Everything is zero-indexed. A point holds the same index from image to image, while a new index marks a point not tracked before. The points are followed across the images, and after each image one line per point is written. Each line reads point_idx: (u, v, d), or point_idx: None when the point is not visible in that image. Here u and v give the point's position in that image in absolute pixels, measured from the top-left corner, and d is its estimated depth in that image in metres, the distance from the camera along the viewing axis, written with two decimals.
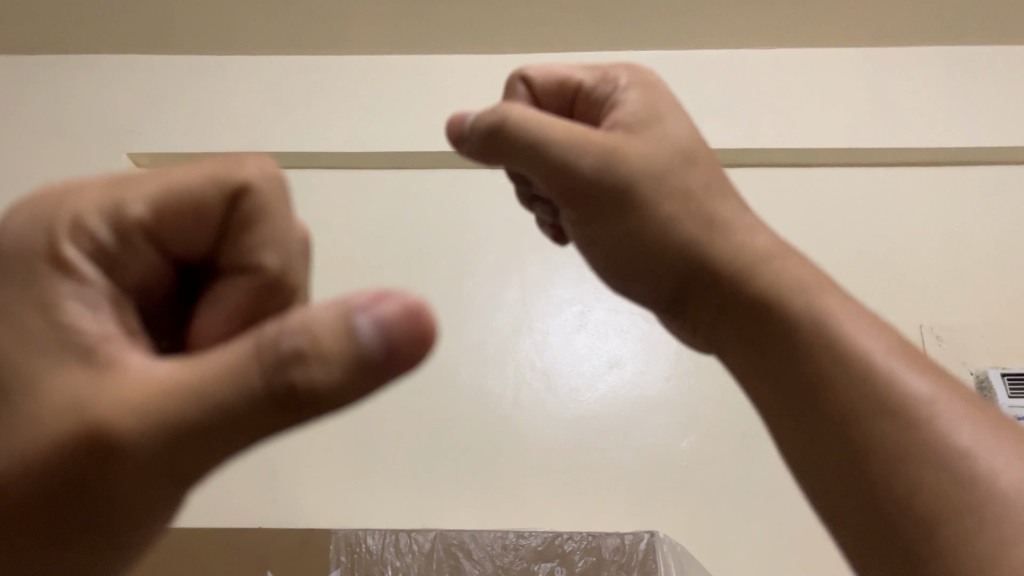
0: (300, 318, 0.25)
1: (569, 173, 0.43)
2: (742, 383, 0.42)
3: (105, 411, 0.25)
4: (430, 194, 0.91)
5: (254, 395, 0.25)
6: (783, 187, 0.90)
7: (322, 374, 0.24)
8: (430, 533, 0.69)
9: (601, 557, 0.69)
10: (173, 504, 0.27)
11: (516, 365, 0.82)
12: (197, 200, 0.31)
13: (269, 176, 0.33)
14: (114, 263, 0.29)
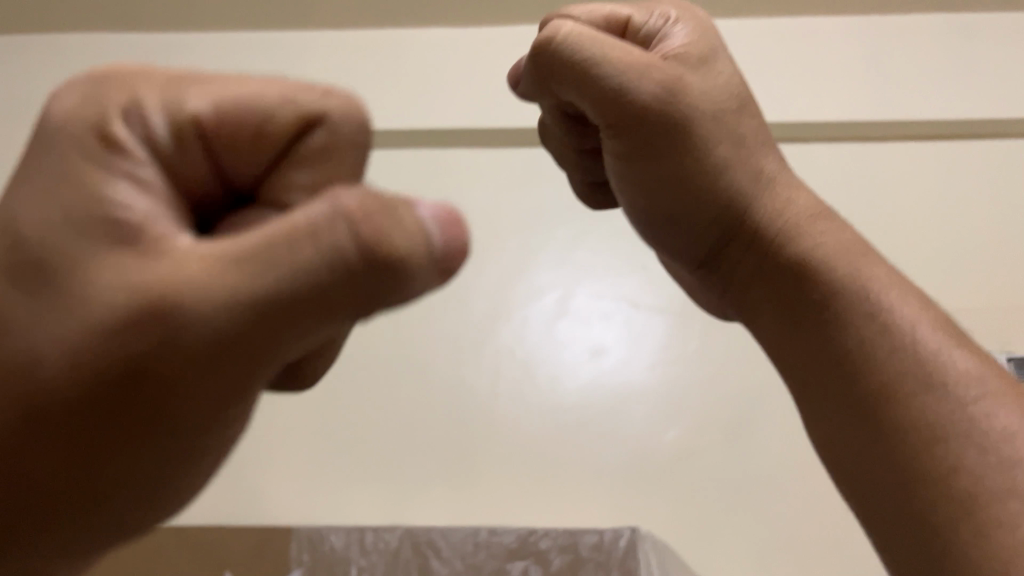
0: (334, 197, 0.22)
1: (624, 99, 0.41)
2: (769, 349, 0.41)
3: (159, 290, 0.21)
4: (402, 172, 0.84)
5: (320, 281, 0.21)
6: None
7: (391, 256, 0.22)
8: (397, 530, 0.66)
9: (579, 554, 0.65)
10: (218, 415, 0.23)
11: (494, 353, 0.76)
12: (267, 117, 0.24)
13: (352, 120, 0.26)
14: (165, 159, 0.23)
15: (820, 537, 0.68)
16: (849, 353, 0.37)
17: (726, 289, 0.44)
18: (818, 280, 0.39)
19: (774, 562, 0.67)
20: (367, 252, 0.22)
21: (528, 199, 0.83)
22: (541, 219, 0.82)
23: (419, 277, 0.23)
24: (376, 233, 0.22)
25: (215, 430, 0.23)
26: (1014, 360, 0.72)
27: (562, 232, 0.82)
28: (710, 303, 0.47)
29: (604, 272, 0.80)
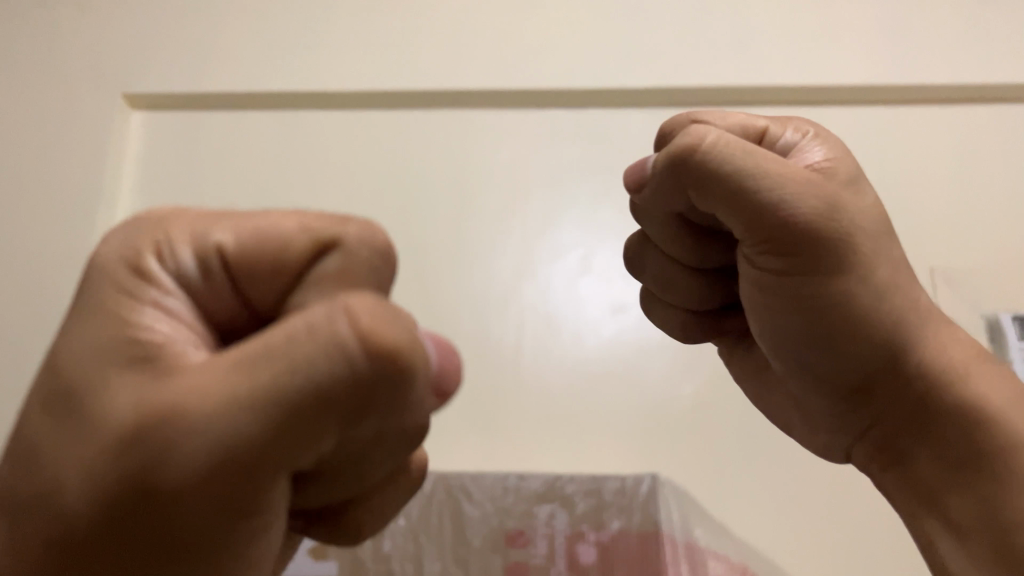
0: (335, 308, 0.25)
1: (772, 216, 0.45)
2: (934, 483, 0.47)
3: (162, 407, 0.25)
4: (426, 133, 0.86)
5: (319, 378, 0.24)
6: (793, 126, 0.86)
7: (382, 340, 0.24)
8: (429, 475, 0.70)
9: (602, 499, 0.69)
10: (224, 527, 0.25)
11: (517, 309, 0.79)
12: (282, 246, 0.28)
13: (370, 238, 0.29)
14: (198, 298, 0.29)
15: (832, 482, 0.72)
16: (970, 432, 0.46)
17: (869, 427, 0.51)
18: (928, 375, 0.47)
19: (786, 508, 0.71)
20: (365, 338, 0.24)
21: (551, 161, 0.85)
22: (563, 181, 0.84)
23: (418, 373, 0.26)
24: (371, 326, 0.24)
25: (222, 548, 0.26)
26: (1018, 320, 0.76)
27: (583, 193, 0.84)
28: (838, 443, 0.53)
29: (624, 232, 0.82)
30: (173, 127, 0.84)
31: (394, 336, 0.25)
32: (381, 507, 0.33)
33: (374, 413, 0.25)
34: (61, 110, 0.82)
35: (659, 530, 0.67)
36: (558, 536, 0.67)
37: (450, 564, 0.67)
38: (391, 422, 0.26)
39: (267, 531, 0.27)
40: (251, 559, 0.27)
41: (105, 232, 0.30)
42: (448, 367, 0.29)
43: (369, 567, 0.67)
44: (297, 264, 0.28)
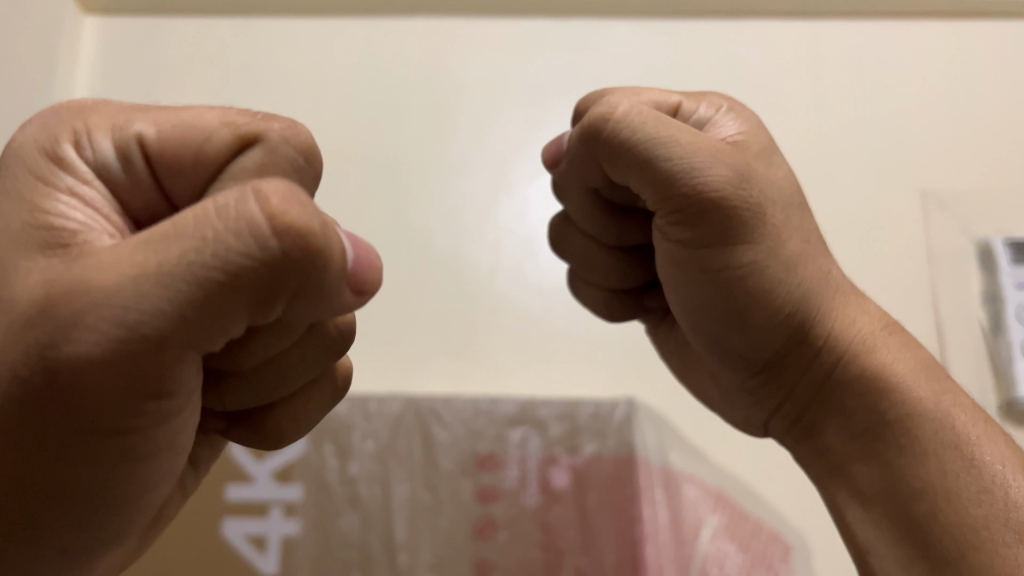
0: (240, 206, 0.28)
1: (678, 186, 0.43)
2: (844, 457, 0.47)
3: (79, 282, 0.30)
4: (401, 44, 0.81)
5: (234, 260, 0.28)
6: (786, 41, 0.82)
7: (299, 228, 0.28)
8: (399, 398, 0.68)
9: (577, 423, 0.67)
10: (140, 393, 0.30)
11: (494, 230, 0.76)
12: (205, 140, 0.35)
13: (292, 136, 0.34)
14: (114, 187, 0.36)
15: None
16: (876, 407, 0.46)
17: (781, 398, 0.51)
18: (835, 346, 0.47)
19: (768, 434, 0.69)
20: (270, 219, 0.28)
21: (532, 75, 0.81)
22: (544, 95, 0.80)
23: (329, 259, 0.30)
24: (280, 210, 0.28)
25: (136, 420, 0.31)
26: (1008, 244, 0.73)
27: (566, 109, 0.79)
28: (756, 414, 0.54)
29: None
30: (130, 33, 0.81)
31: (303, 221, 0.28)
32: (290, 369, 0.41)
33: (285, 292, 0.29)
34: None
35: (633, 454, 0.67)
36: (530, 460, 0.67)
37: (420, 488, 0.66)
38: (303, 304, 0.31)
39: (178, 391, 0.32)
40: (155, 442, 0.34)
41: (25, 120, 0.37)
42: (364, 261, 0.33)
43: (336, 491, 0.66)
44: (228, 191, 0.29)
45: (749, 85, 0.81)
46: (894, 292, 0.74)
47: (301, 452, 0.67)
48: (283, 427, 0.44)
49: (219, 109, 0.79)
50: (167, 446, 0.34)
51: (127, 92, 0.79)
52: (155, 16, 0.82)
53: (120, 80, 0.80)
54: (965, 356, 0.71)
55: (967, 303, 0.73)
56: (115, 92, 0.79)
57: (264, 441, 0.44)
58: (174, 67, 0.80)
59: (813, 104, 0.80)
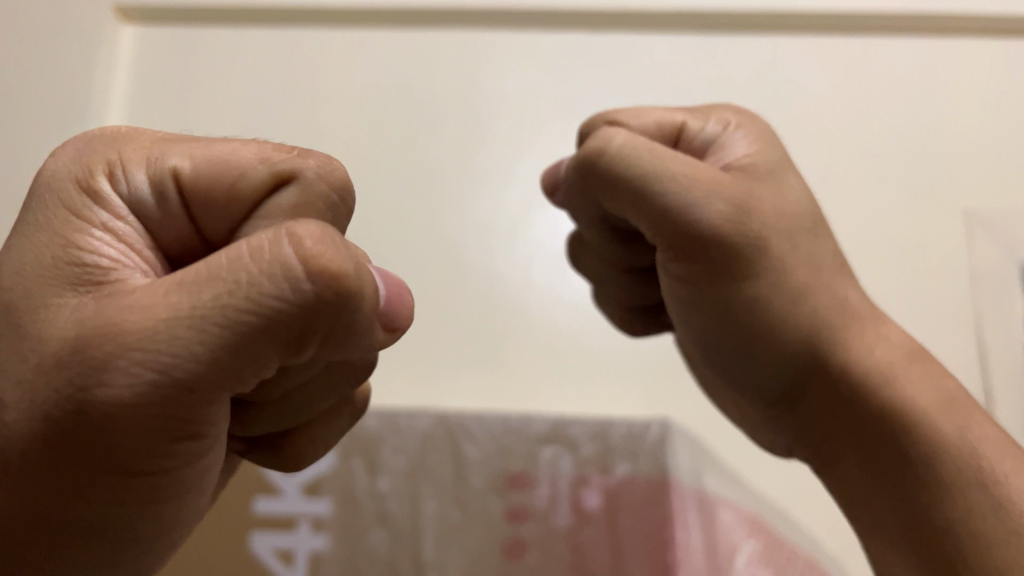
0: (274, 249, 0.30)
1: (677, 220, 0.44)
2: (863, 482, 0.47)
3: (111, 324, 0.30)
4: (436, 57, 0.81)
5: (268, 304, 0.29)
6: (826, 58, 0.81)
7: (332, 269, 0.29)
8: (429, 413, 0.67)
9: (610, 443, 0.67)
10: (173, 433, 0.31)
11: (527, 245, 0.75)
12: (241, 175, 0.35)
13: (329, 174, 0.36)
14: (147, 220, 0.35)
15: None
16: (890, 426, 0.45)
17: (796, 422, 0.51)
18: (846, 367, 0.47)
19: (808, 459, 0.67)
20: (304, 262, 0.29)
21: (568, 89, 0.80)
22: (579, 109, 0.79)
23: (362, 301, 0.31)
24: (314, 253, 0.29)
25: (166, 460, 0.32)
26: None
27: None
28: (774, 438, 0.54)
29: None
30: (167, 42, 0.81)
31: (336, 263, 0.30)
32: (314, 403, 0.41)
33: (317, 334, 0.31)
34: None
35: (666, 477, 0.66)
36: (561, 480, 0.66)
37: (449, 505, 0.65)
38: (333, 349, 0.32)
39: (209, 431, 0.32)
40: (182, 484, 0.34)
41: (56, 149, 0.37)
42: (395, 298, 0.34)
43: (364, 505, 0.66)
44: (262, 233, 0.30)
45: (788, 100, 0.79)
46: (937, 315, 0.72)
47: (330, 466, 0.66)
48: (304, 450, 0.43)
49: (254, 118, 0.79)
50: (195, 482, 0.35)
51: (164, 100, 0.79)
52: (192, 27, 0.82)
53: (157, 87, 0.80)
54: (1009, 384, 0.70)
55: (1013, 327, 0.72)
56: (151, 103, 0.79)
57: (283, 464, 0.43)
58: (210, 78, 0.80)
59: (854, 122, 0.79)
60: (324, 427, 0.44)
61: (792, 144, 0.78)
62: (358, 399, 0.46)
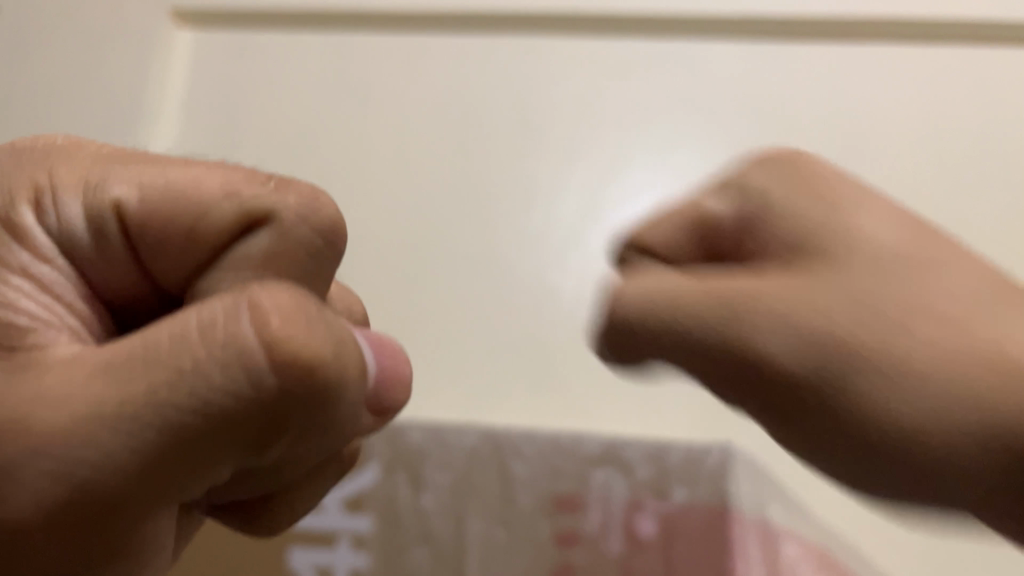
0: (229, 326, 0.25)
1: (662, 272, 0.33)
2: None
3: (25, 413, 0.25)
4: (493, 63, 0.78)
5: (219, 398, 0.25)
6: (907, 64, 0.76)
7: (305, 360, 0.25)
8: (476, 429, 0.65)
9: (666, 466, 0.63)
10: (109, 545, 0.26)
11: (582, 256, 0.72)
12: (202, 215, 0.28)
13: (312, 214, 0.29)
14: (80, 263, 0.30)
15: None
16: None
17: None
18: None
19: None
20: (269, 348, 0.24)
21: (629, 97, 0.77)
22: (639, 118, 0.76)
23: (342, 388, 0.26)
24: (282, 335, 0.25)
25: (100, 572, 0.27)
26: None
27: (664, 132, 0.76)
28: None
29: (705, 173, 0.74)
30: (222, 47, 0.81)
31: (311, 346, 0.25)
32: None
33: (280, 434, 0.26)
34: None
35: (726, 504, 0.62)
36: (614, 504, 0.62)
37: (495, 526, 0.62)
38: (304, 440, 0.27)
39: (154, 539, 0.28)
40: None
41: None
42: (388, 374, 0.30)
43: (406, 522, 0.63)
44: (216, 301, 0.25)
45: (862, 114, 0.75)
46: None
47: (372, 480, 0.64)
48: None
49: (308, 127, 0.77)
50: None
51: (220, 109, 0.79)
52: (247, 32, 0.81)
53: (213, 96, 0.79)
54: None
55: None
56: (205, 109, 0.79)
57: None
58: (265, 84, 0.79)
59: (932, 134, 0.74)
60: None
61: (863, 163, 0.74)
62: None
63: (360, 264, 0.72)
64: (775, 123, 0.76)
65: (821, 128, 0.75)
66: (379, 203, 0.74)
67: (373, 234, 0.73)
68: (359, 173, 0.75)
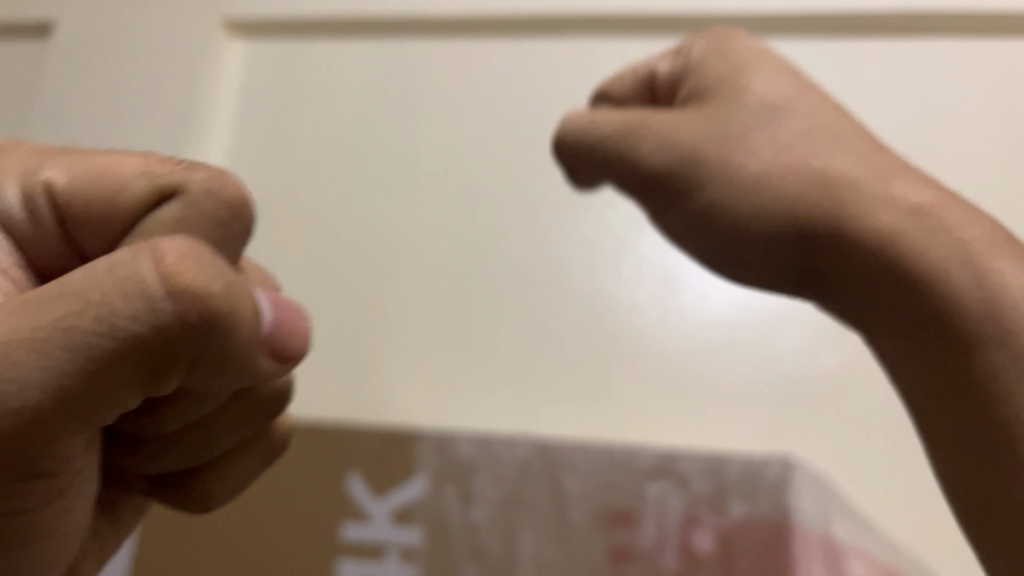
0: (129, 271, 0.29)
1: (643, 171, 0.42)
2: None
3: None
4: (544, 68, 0.77)
5: (122, 325, 0.29)
6: (981, 61, 0.72)
7: (199, 292, 0.29)
8: (528, 442, 0.63)
9: (725, 482, 0.60)
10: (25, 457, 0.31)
11: (637, 266, 0.70)
12: (119, 191, 0.36)
13: (217, 190, 0.34)
14: (22, 232, 0.39)
15: None
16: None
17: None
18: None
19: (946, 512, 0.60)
20: (165, 284, 0.29)
21: None
22: None
23: (235, 325, 0.30)
24: (176, 272, 0.29)
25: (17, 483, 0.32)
26: None
27: None
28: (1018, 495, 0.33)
29: None
30: (275, 56, 0.81)
31: (201, 283, 0.29)
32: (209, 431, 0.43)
33: (178, 360, 0.30)
34: (160, 28, 0.77)
35: (790, 521, 0.59)
36: (670, 521, 0.60)
37: (547, 542, 0.60)
38: (204, 373, 0.32)
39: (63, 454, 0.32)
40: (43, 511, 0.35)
41: None
42: (287, 327, 0.35)
43: (455, 536, 0.62)
44: (125, 251, 0.30)
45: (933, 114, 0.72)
46: None
47: (420, 493, 0.63)
48: (208, 486, 0.46)
49: (360, 136, 0.77)
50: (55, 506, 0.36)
51: (272, 120, 0.79)
52: (299, 40, 0.81)
53: (265, 107, 0.79)
54: None
55: None
56: (259, 117, 0.79)
57: (190, 501, 0.46)
58: (316, 92, 0.79)
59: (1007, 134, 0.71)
60: (234, 465, 0.46)
61: (938, 164, 0.71)
62: (272, 436, 0.47)
63: (410, 272, 0.71)
64: None
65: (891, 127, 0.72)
66: (428, 211, 0.73)
67: (425, 243, 0.72)
68: (411, 182, 0.74)
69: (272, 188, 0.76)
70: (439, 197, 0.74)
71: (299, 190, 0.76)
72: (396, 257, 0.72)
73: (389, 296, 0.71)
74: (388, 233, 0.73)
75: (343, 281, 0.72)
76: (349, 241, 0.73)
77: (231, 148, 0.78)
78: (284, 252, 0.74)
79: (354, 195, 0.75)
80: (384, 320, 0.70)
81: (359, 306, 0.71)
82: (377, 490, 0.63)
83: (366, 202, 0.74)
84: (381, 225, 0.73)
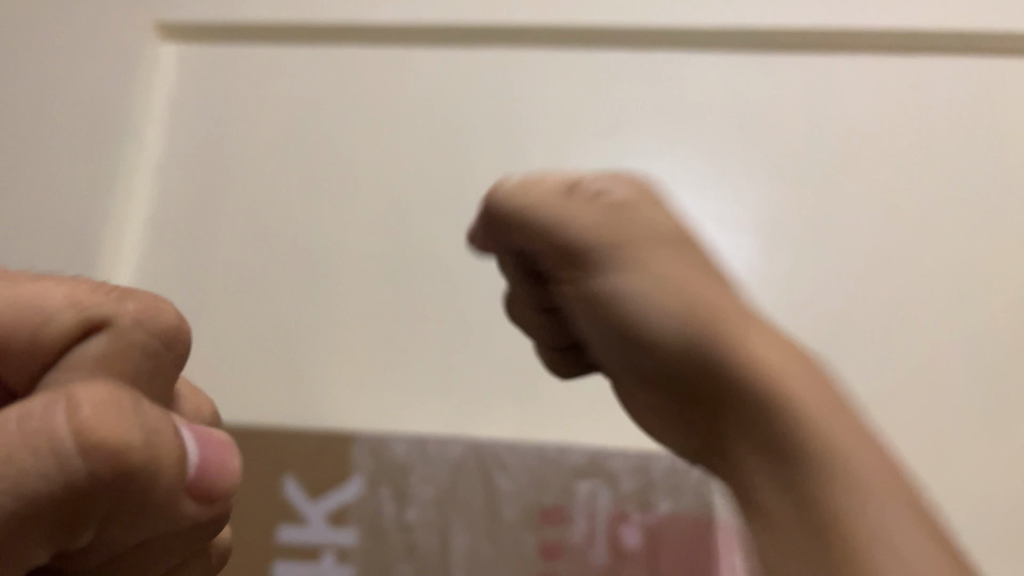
0: (40, 422, 0.23)
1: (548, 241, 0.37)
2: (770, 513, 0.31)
3: None
4: (477, 76, 0.79)
5: (24, 504, 0.22)
6: (887, 76, 0.77)
7: (118, 443, 0.23)
8: (462, 441, 0.64)
9: (651, 478, 0.63)
10: None
11: None
12: (42, 324, 0.27)
13: (153, 318, 0.28)
14: None
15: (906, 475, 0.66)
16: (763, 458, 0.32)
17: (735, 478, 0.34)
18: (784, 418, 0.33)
19: None
20: (77, 442, 0.22)
21: (613, 108, 0.77)
22: (624, 129, 0.77)
23: (163, 483, 0.25)
24: (90, 424, 0.23)
25: None
26: None
27: (648, 145, 0.76)
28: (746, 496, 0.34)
29: (690, 186, 0.75)
30: (208, 59, 0.80)
31: (126, 437, 0.23)
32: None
33: (92, 530, 0.24)
34: (91, 31, 0.77)
35: (714, 516, 0.61)
36: (599, 517, 0.62)
37: (480, 539, 0.62)
38: (119, 536, 0.25)
39: None
40: None
41: None
42: (207, 474, 0.27)
43: (390, 536, 0.63)
44: (30, 400, 0.23)
45: (844, 125, 0.76)
46: (997, 349, 0.69)
47: (356, 495, 0.64)
48: None
49: (294, 143, 0.77)
50: None
51: (203, 124, 0.79)
52: (232, 45, 0.81)
53: (196, 113, 0.79)
54: None
55: None
56: (192, 121, 0.79)
57: None
58: (250, 96, 0.79)
59: (914, 144, 0.75)
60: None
61: (850, 172, 0.75)
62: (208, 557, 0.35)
63: (346, 276, 0.72)
64: (756, 133, 0.76)
65: (804, 141, 0.76)
66: (364, 214, 0.74)
67: (361, 248, 0.73)
68: (346, 188, 0.75)
69: (206, 192, 0.76)
70: (374, 203, 0.75)
71: (233, 194, 0.76)
72: (332, 260, 0.73)
73: (325, 299, 0.71)
74: (324, 237, 0.74)
75: (279, 285, 0.72)
76: (284, 245, 0.74)
77: (164, 152, 0.78)
78: (219, 257, 0.74)
79: (289, 199, 0.75)
80: (319, 325, 0.71)
81: (294, 309, 0.71)
82: (313, 493, 0.64)
83: (302, 205, 0.75)
84: (316, 229, 0.74)
